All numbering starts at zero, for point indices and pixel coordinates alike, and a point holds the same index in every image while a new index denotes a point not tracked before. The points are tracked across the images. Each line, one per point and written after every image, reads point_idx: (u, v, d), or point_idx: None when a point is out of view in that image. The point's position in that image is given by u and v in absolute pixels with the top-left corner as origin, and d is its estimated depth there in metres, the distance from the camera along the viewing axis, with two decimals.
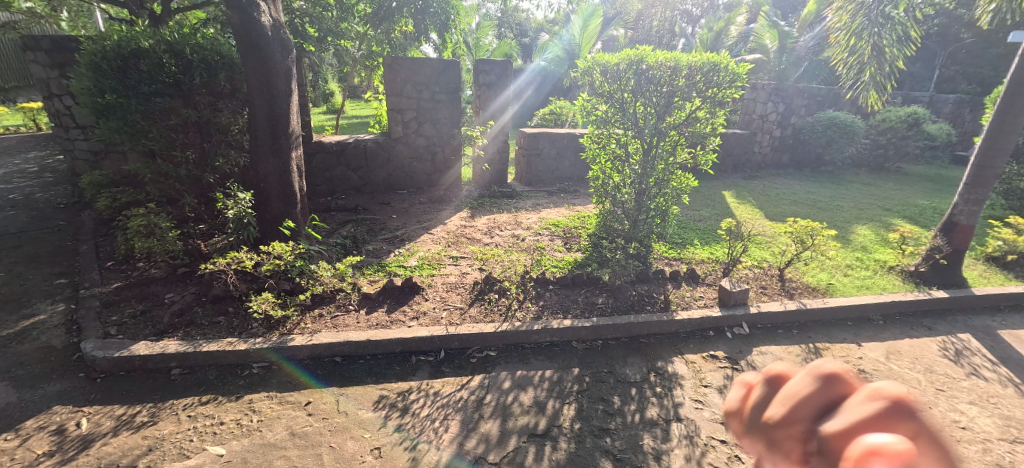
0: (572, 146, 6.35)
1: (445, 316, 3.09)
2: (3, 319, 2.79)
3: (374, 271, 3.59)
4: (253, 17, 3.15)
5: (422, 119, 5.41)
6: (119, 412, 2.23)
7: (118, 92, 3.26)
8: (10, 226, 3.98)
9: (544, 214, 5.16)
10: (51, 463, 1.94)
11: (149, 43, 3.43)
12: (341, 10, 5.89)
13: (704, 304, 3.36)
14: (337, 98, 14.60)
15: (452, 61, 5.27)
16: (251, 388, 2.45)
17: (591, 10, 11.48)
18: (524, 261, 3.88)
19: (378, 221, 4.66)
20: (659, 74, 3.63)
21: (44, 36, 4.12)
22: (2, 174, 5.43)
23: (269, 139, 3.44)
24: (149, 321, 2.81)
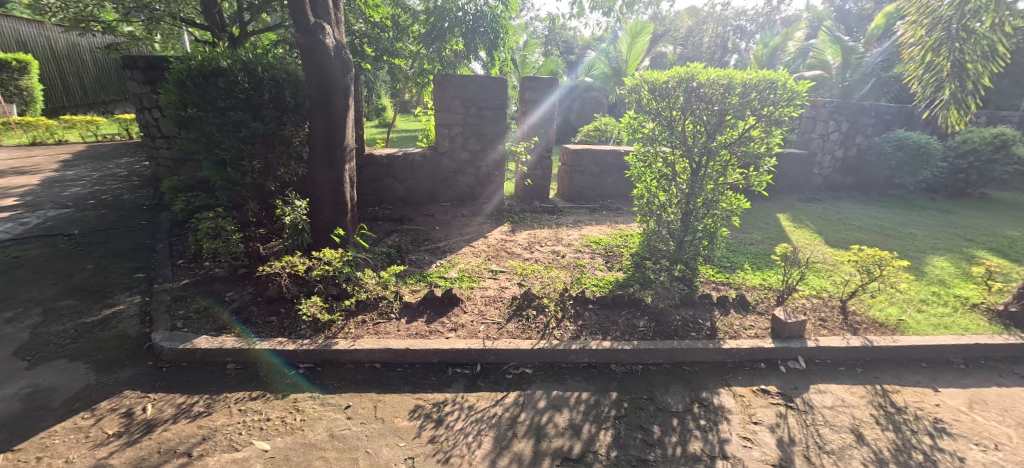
0: (616, 163, 6.25)
1: (483, 329, 3.10)
2: (89, 307, 3.13)
3: (416, 281, 3.70)
4: (318, 39, 3.40)
5: (469, 135, 5.56)
6: (178, 400, 2.42)
7: (198, 106, 3.68)
8: (101, 223, 4.50)
9: (585, 231, 5.10)
10: (119, 443, 2.12)
11: (227, 62, 3.79)
12: (397, 31, 6.35)
13: (756, 335, 3.13)
14: (390, 113, 15.45)
15: (499, 78, 5.38)
16: (296, 387, 2.58)
17: (642, 27, 11.60)
18: (563, 278, 3.84)
19: (421, 231, 4.80)
20: (711, 92, 3.50)
21: (141, 57, 4.70)
22: (98, 177, 6.16)
23: (325, 151, 3.67)
24: (210, 316, 3.05)
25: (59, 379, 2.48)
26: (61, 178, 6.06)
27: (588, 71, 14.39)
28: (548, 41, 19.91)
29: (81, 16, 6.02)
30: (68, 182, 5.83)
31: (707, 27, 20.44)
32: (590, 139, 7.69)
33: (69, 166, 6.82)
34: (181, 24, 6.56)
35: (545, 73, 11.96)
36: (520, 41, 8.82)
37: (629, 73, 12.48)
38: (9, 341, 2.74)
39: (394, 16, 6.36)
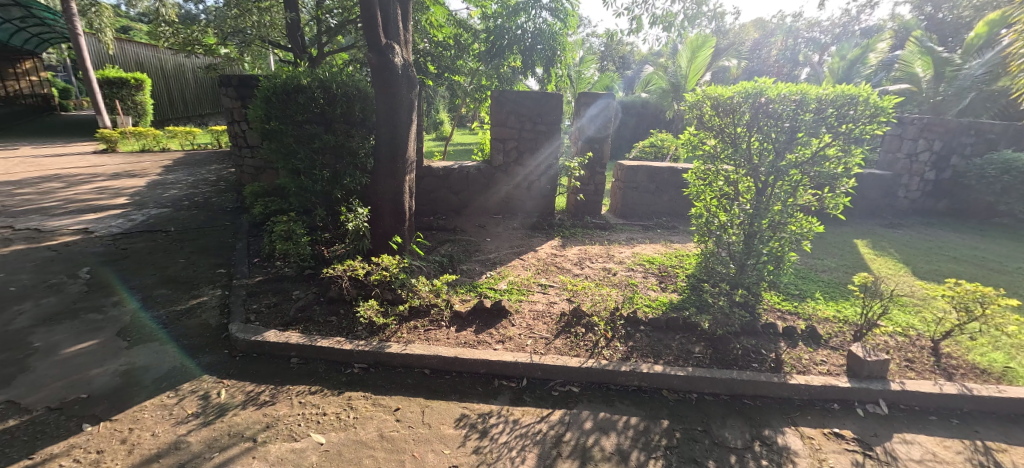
0: (674, 181, 6.04)
1: (530, 343, 3.08)
2: (178, 297, 3.47)
3: (466, 290, 3.77)
4: (388, 59, 3.62)
5: (524, 150, 5.63)
6: (247, 388, 2.60)
7: (280, 119, 4.04)
8: (192, 222, 5.00)
9: (638, 249, 4.96)
10: (197, 423, 2.32)
11: (307, 80, 4.09)
12: (458, 49, 6.55)
13: (828, 372, 2.87)
14: (447, 126, 16.04)
15: (555, 93, 5.42)
16: (350, 386, 2.70)
17: (705, 41, 11.30)
18: (614, 297, 3.75)
19: (473, 242, 4.89)
20: (781, 108, 3.31)
21: (235, 76, 5.21)
22: (192, 181, 6.87)
23: (389, 163, 3.86)
24: (278, 312, 3.28)
25: (151, 360, 2.76)
26: (163, 181, 6.82)
27: (645, 87, 14.16)
28: (604, 56, 19.85)
29: (188, 40, 6.81)
30: (168, 186, 6.54)
31: (774, 40, 19.52)
32: (645, 156, 7.50)
33: (170, 171, 7.67)
34: (269, 46, 7.24)
35: (601, 89, 11.92)
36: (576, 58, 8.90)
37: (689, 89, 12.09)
38: (114, 323, 3.10)
39: (456, 36, 6.58)
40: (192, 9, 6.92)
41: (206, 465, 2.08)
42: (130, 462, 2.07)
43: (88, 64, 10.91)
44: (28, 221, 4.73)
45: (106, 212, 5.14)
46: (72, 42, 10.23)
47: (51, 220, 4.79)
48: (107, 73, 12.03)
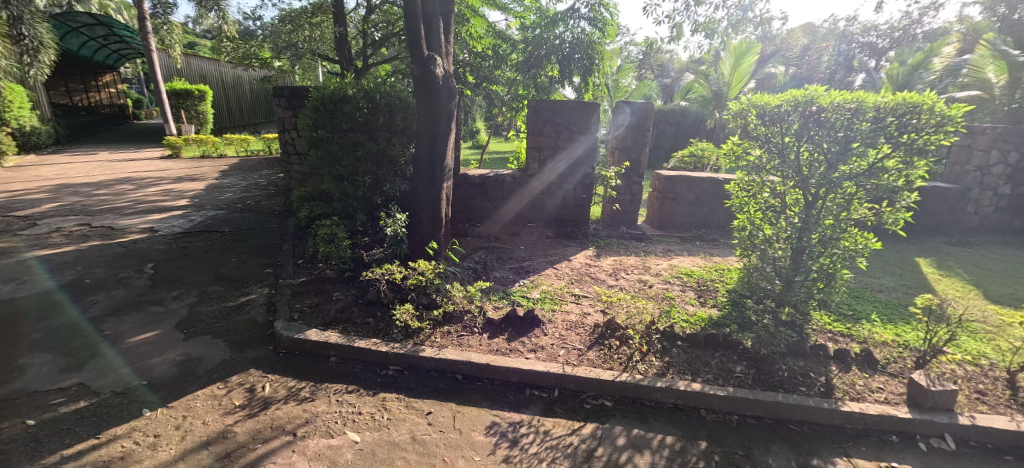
0: (714, 192, 5.83)
1: (563, 354, 3.04)
2: (229, 294, 3.67)
3: (499, 298, 3.78)
4: (430, 70, 3.72)
5: (559, 159, 5.60)
6: (289, 384, 2.71)
7: (327, 128, 4.23)
8: (244, 224, 5.30)
9: (675, 261, 4.82)
10: (242, 414, 2.44)
11: (352, 90, 4.23)
12: (496, 60, 6.61)
13: (886, 400, 2.67)
14: (483, 135, 16.26)
15: (592, 103, 5.39)
16: (385, 387, 2.75)
17: (749, 46, 11.31)
18: (650, 310, 3.64)
19: (507, 250, 4.91)
20: (834, 117, 3.14)
21: (287, 87, 5.50)
22: (245, 186, 7.30)
23: (428, 171, 3.96)
24: (319, 312, 3.40)
25: (204, 352, 2.93)
26: (219, 185, 7.28)
27: (684, 95, 13.82)
28: (643, 65, 19.58)
29: (247, 54, 7.30)
30: (224, 189, 6.97)
31: (826, 46, 18.57)
32: (684, 166, 7.29)
33: (225, 176, 8.18)
34: (318, 59, 7.64)
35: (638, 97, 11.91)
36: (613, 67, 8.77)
37: (732, 95, 11.88)
38: (173, 315, 3.32)
39: (494, 46, 6.66)
40: (250, 25, 7.40)
41: (250, 455, 2.18)
42: (183, 447, 2.20)
43: (158, 77, 11.85)
44: (101, 219, 5.16)
45: (169, 213, 5.54)
46: (147, 57, 11.21)
47: (121, 219, 5.21)
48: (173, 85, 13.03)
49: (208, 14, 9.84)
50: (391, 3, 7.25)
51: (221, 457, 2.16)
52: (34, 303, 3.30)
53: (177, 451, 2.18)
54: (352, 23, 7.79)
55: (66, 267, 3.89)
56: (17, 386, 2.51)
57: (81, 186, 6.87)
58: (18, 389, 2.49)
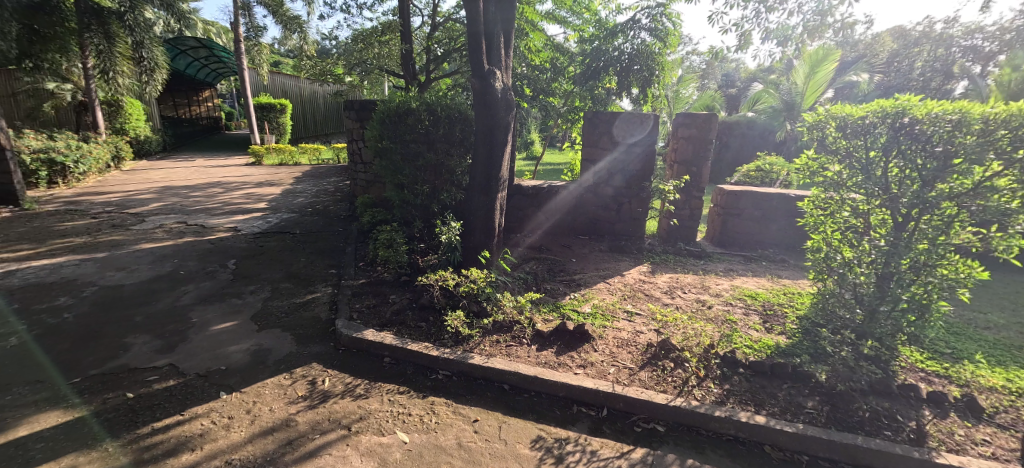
0: (783, 209, 5.42)
1: (613, 372, 2.95)
2: (299, 291, 3.97)
3: (549, 310, 3.75)
4: (489, 83, 3.82)
5: (615, 171, 5.50)
6: (346, 380, 2.87)
7: (391, 139, 4.48)
8: (314, 227, 5.72)
9: (738, 282, 4.52)
10: (305, 405, 2.62)
11: (415, 104, 4.45)
12: (555, 72, 6.80)
13: (993, 455, 2.31)
14: (539, 147, 16.25)
15: (652, 115, 5.25)
16: (434, 391, 2.83)
17: (826, 55, 10.17)
18: (709, 333, 3.43)
19: (558, 262, 4.87)
20: (930, 129, 2.80)
21: (356, 101, 5.90)
22: (316, 191, 7.88)
23: (483, 181, 4.06)
24: (376, 313, 3.58)
25: (274, 344, 3.19)
26: (294, 190, 7.92)
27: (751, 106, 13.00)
28: (706, 75, 18.76)
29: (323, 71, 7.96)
30: (298, 194, 7.57)
31: (921, 50, 16.68)
32: (749, 181, 6.85)
33: (300, 182, 8.89)
34: (385, 74, 8.13)
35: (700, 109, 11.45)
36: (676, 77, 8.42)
37: (806, 107, 11.01)
38: (250, 308, 3.65)
39: (553, 59, 6.81)
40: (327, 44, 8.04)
41: (309, 444, 2.33)
42: (252, 431, 2.40)
43: (248, 93, 13.18)
44: (196, 218, 5.81)
45: (251, 215, 6.11)
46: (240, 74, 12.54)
47: (211, 219, 5.82)
48: (262, 99, 14.43)
49: (292, 36, 10.85)
50: (453, 20, 7.64)
51: (284, 443, 2.33)
52: (139, 290, 3.77)
53: (247, 433, 2.38)
54: (418, 40, 8.20)
55: (166, 260, 4.41)
56: (123, 361, 2.88)
57: (181, 188, 7.78)
58: (122, 365, 2.85)
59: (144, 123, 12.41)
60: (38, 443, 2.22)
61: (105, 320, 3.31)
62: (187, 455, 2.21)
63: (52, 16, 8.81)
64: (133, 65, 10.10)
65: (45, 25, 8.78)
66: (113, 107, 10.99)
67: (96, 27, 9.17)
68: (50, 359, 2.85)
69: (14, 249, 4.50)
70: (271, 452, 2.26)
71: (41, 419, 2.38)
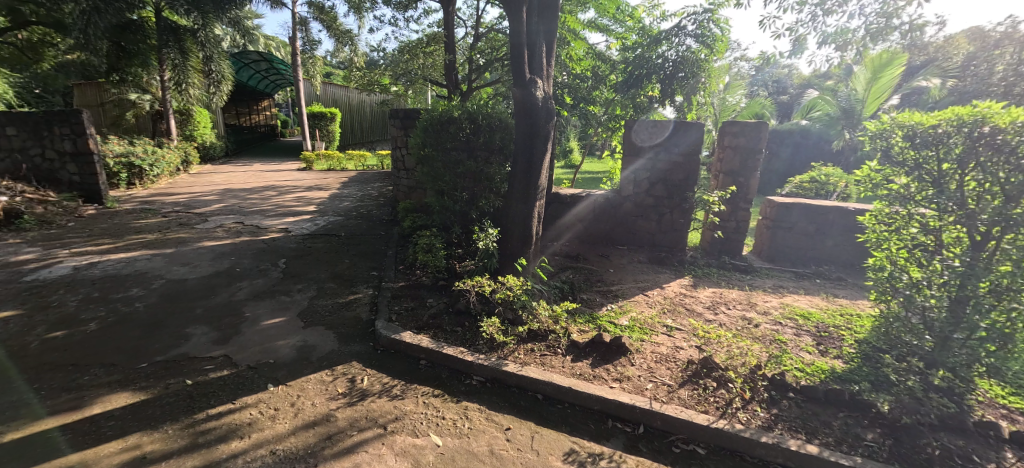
0: (841, 223, 5.08)
1: (651, 388, 2.87)
2: (342, 292, 4.14)
3: (585, 321, 3.69)
4: (531, 92, 3.86)
5: (656, 181, 5.38)
6: (383, 380, 2.96)
7: (433, 147, 4.61)
8: (357, 230, 5.96)
9: (789, 300, 4.25)
10: (344, 402, 2.71)
11: (458, 112, 4.53)
12: (596, 80, 6.79)
13: None
14: (578, 155, 16.33)
15: (697, 123, 5.10)
16: (468, 395, 2.86)
17: (892, 59, 9.29)
18: (756, 352, 3.23)
19: (595, 272, 4.79)
20: (1015, 140, 2.54)
21: (401, 110, 6.10)
22: (361, 196, 8.22)
23: (522, 189, 4.08)
24: (414, 316, 3.67)
25: (318, 341, 3.34)
26: (341, 195, 8.30)
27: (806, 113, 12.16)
28: (756, 81, 17.96)
29: (371, 81, 8.32)
30: (344, 198, 7.93)
31: None
32: (802, 193, 6.47)
33: (346, 187, 9.30)
34: (429, 84, 8.38)
35: (748, 117, 10.88)
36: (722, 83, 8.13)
37: (868, 114, 10.18)
38: (297, 305, 3.84)
39: (594, 67, 6.83)
40: (375, 55, 8.41)
41: (347, 440, 2.41)
42: (295, 423, 2.51)
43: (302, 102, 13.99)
44: (252, 219, 6.21)
45: (301, 217, 6.46)
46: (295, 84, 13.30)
47: (266, 220, 6.21)
48: (314, 109, 15.36)
49: (344, 48, 11.48)
50: (496, 31, 7.89)
51: (324, 438, 2.42)
52: (201, 284, 4.08)
53: (291, 425, 2.50)
54: (461, 50, 8.41)
55: (225, 257, 4.75)
56: (185, 350, 3.12)
57: (240, 191, 8.35)
58: (182, 353, 3.08)
59: (210, 131, 13.47)
60: (109, 421, 2.43)
61: (170, 311, 3.60)
62: (236, 442, 2.36)
63: (135, 34, 9.82)
64: (202, 78, 11.01)
65: (130, 41, 9.82)
66: (184, 116, 12.06)
67: (173, 43, 10.17)
68: (122, 344, 3.13)
69: (96, 243, 4.99)
70: (312, 445, 2.36)
71: (112, 399, 2.61)
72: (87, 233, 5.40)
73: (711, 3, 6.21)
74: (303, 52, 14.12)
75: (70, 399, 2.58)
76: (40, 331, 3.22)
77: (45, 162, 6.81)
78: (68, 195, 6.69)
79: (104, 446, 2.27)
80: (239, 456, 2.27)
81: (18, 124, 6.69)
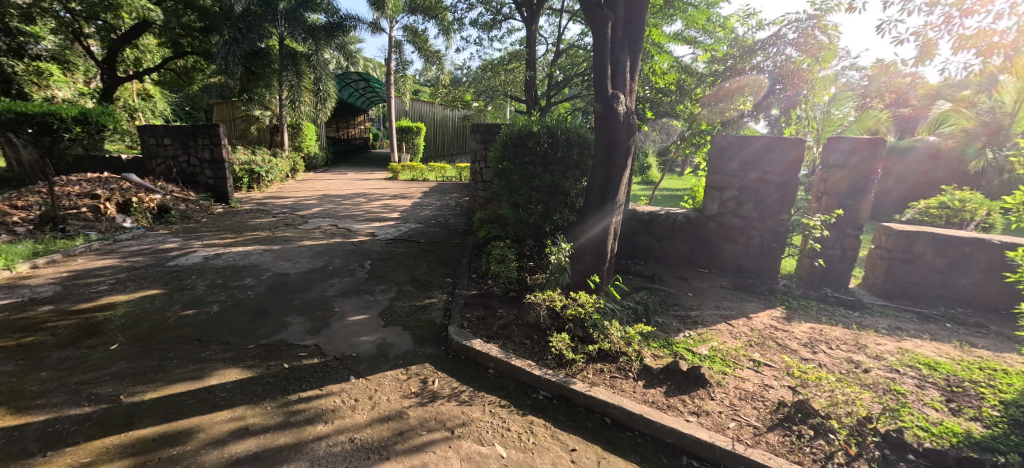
0: (983, 258, 4.26)
1: (733, 427, 2.63)
2: (418, 295, 4.37)
3: (660, 346, 3.48)
4: (612, 107, 3.79)
5: (747, 201, 4.97)
6: (453, 384, 3.05)
7: (509, 161, 4.73)
8: (435, 237, 6.28)
9: (910, 344, 3.64)
10: (416, 401, 2.85)
11: (537, 127, 4.60)
12: (681, 95, 5.98)
13: None
14: (656, 171, 15.77)
15: (798, 139, 4.63)
16: (533, 410, 2.84)
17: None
18: (865, 401, 2.81)
19: (672, 294, 4.53)
20: None
21: (482, 125, 6.34)
22: (440, 205, 8.67)
23: (599, 204, 4.02)
24: (484, 325, 3.75)
25: (396, 340, 3.56)
26: (422, 204, 8.81)
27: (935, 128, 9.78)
28: None
29: (454, 98, 8.79)
30: (424, 207, 8.41)
31: None
32: (931, 220, 5.53)
33: (427, 196, 9.86)
34: (508, 100, 8.64)
35: (860, 133, 9.51)
36: (827, 95, 7.32)
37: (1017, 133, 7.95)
38: (378, 304, 4.14)
39: (679, 81, 6.04)
40: (458, 74, 8.89)
41: (417, 439, 2.53)
42: (372, 415, 2.69)
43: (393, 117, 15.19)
44: (345, 223, 6.84)
45: (386, 223, 6.97)
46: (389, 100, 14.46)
47: (356, 224, 6.80)
48: (402, 124, 16.73)
49: (432, 68, 12.31)
50: (578, 47, 7.95)
51: (396, 433, 2.57)
52: (300, 279, 4.57)
53: (369, 417, 2.68)
54: (541, 67, 8.64)
55: (321, 256, 5.27)
56: (284, 336, 3.51)
57: (336, 197, 9.22)
58: (282, 339, 3.46)
59: (314, 143, 15.05)
60: (222, 392, 2.81)
61: (274, 301, 4.08)
62: (322, 426, 2.59)
63: (263, 60, 11.50)
64: (311, 96, 12.40)
65: (259, 66, 11.49)
66: (296, 130, 13.74)
67: (292, 67, 11.70)
68: (236, 327, 3.60)
69: (221, 238, 5.83)
70: (386, 439, 2.51)
71: (225, 373, 3.01)
72: (215, 228, 6.33)
73: (819, 8, 5.68)
74: (396, 71, 15.39)
75: (194, 369, 3.03)
76: (176, 308, 3.83)
77: (190, 167, 8.14)
78: (204, 195, 7.93)
79: (217, 414, 2.62)
80: (323, 439, 2.49)
81: (173, 135, 8.06)
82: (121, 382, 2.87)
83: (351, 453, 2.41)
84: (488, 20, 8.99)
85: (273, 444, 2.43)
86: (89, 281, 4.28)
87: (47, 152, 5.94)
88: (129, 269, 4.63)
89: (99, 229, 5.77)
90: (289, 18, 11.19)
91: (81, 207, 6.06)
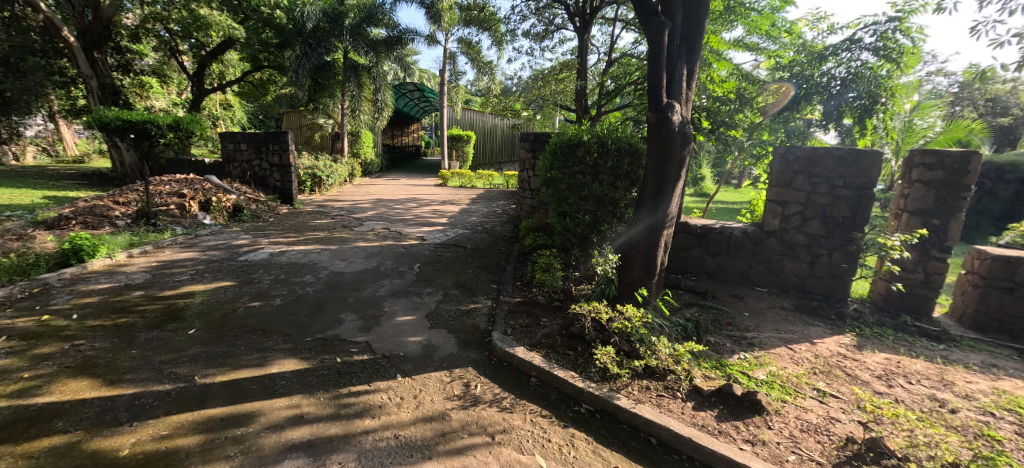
0: None
1: (793, 461, 2.45)
2: (462, 299, 4.45)
3: (712, 367, 3.29)
4: (666, 117, 3.66)
5: (812, 216, 4.63)
6: (495, 390, 3.07)
7: (558, 170, 4.74)
8: (481, 243, 6.38)
9: (1011, 385, 3.20)
10: (459, 404, 2.90)
11: (587, 136, 4.57)
12: (740, 104, 5.73)
13: None
14: (711, 183, 15.07)
15: (874, 151, 4.28)
16: (575, 422, 2.79)
17: None
18: (953, 446, 2.50)
19: (727, 313, 4.29)
20: None
21: (531, 134, 6.40)
22: (486, 212, 8.81)
23: (650, 215, 3.89)
24: (527, 333, 3.74)
25: (441, 342, 3.64)
26: (469, 210, 9.00)
27: None
28: None
29: (503, 107, 8.94)
30: (471, 213, 8.59)
31: None
32: None
33: (474, 203, 10.06)
34: (556, 110, 8.64)
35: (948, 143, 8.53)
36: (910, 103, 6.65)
37: None
38: (425, 306, 4.27)
39: (740, 89, 5.77)
40: (508, 84, 9.03)
41: (459, 441, 2.57)
42: (417, 414, 2.77)
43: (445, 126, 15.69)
44: (396, 226, 7.12)
45: (434, 228, 7.18)
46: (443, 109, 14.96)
47: (407, 228, 7.05)
48: (454, 133, 17.22)
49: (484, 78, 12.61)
50: (630, 56, 7.75)
51: (439, 434, 2.62)
52: (354, 278, 4.81)
53: (413, 415, 2.76)
54: (592, 76, 8.62)
55: (374, 257, 5.53)
56: (338, 332, 3.70)
57: (389, 201, 9.65)
58: (335, 335, 3.65)
59: (371, 149, 15.80)
60: (281, 381, 3.01)
61: (330, 297, 4.33)
62: (369, 420, 2.70)
63: (328, 72, 12.37)
64: (371, 106, 13.06)
65: (324, 78, 12.44)
66: (354, 137, 14.48)
67: (353, 79, 12.39)
68: (295, 320, 3.86)
69: (285, 236, 6.28)
70: (429, 438, 2.58)
71: (285, 363, 3.23)
72: (281, 227, 6.84)
73: (903, 8, 5.15)
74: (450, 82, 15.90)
75: (258, 357, 3.27)
76: (245, 300, 4.16)
77: (261, 170, 8.86)
78: (272, 196, 8.59)
79: (276, 401, 2.82)
80: (370, 433, 2.59)
81: (248, 141, 8.81)
82: (196, 364, 3.16)
83: (396, 449, 2.49)
84: (540, 31, 9.07)
85: (325, 433, 2.57)
86: (173, 270, 4.77)
87: (146, 155, 6.72)
88: (207, 261, 5.10)
89: (184, 224, 6.42)
90: (353, 33, 11.86)
91: (170, 204, 6.78)
